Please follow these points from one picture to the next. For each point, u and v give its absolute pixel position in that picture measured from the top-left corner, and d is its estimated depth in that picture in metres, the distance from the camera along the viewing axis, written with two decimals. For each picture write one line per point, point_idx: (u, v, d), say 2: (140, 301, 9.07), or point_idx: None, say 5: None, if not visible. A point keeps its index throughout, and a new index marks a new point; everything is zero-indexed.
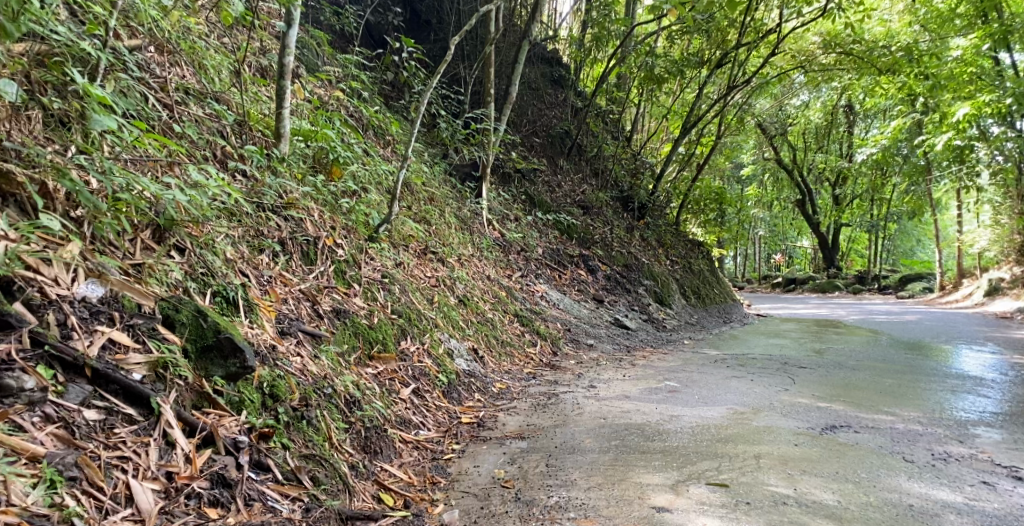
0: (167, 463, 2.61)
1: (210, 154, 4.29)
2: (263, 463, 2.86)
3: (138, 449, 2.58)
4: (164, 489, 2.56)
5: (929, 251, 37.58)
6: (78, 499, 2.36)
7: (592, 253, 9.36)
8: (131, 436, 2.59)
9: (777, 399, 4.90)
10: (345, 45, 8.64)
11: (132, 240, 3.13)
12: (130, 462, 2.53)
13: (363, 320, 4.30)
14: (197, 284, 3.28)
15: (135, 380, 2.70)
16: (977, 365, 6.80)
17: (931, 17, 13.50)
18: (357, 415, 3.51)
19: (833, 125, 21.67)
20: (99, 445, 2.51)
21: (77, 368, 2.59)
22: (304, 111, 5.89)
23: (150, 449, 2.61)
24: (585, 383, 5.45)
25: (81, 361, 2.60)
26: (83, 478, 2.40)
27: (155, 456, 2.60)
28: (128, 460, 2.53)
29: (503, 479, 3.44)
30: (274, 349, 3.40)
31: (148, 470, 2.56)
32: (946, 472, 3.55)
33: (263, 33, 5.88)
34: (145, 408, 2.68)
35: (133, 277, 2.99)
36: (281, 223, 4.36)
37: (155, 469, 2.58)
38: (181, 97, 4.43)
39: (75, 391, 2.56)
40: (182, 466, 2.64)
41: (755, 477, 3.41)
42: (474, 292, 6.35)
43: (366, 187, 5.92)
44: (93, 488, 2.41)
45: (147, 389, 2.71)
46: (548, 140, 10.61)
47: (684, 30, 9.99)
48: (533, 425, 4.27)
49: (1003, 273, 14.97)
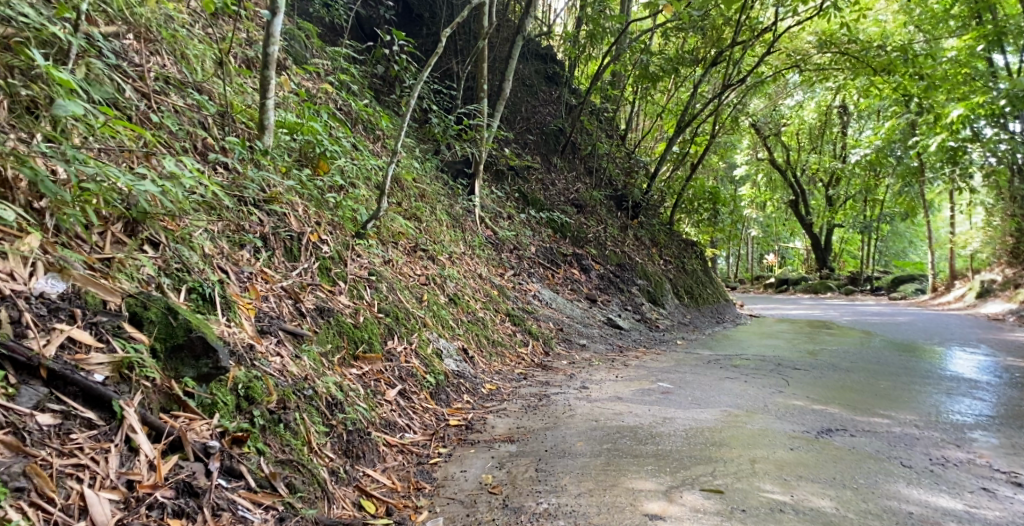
0: (128, 471, 2.47)
1: (190, 146, 4.15)
2: (235, 470, 2.72)
3: (97, 455, 2.44)
4: (123, 499, 2.41)
5: (920, 253, 37.64)
6: (24, 512, 2.21)
7: (585, 252, 9.24)
8: (88, 442, 2.45)
9: (772, 402, 4.78)
10: (335, 39, 8.51)
11: (102, 234, 3.00)
12: (87, 470, 2.39)
13: (348, 320, 4.17)
14: (171, 280, 3.16)
15: (97, 381, 2.56)
16: (970, 367, 6.71)
17: (926, 19, 13.51)
18: (339, 418, 3.38)
19: (827, 125, 21.69)
20: (53, 452, 2.36)
21: (33, 370, 2.45)
22: (291, 104, 5.77)
23: (111, 456, 2.47)
24: (577, 384, 5.33)
25: (36, 362, 2.45)
26: (32, 489, 2.26)
27: (115, 464, 2.46)
28: (83, 468, 2.39)
29: (491, 484, 3.31)
30: (252, 349, 3.27)
31: (107, 478, 2.42)
32: (945, 478, 3.44)
33: (249, 24, 5.76)
34: (107, 411, 2.54)
35: (99, 272, 2.85)
36: (263, 218, 4.24)
37: (115, 478, 2.44)
38: (160, 86, 4.28)
39: (28, 394, 2.41)
40: (145, 474, 2.50)
41: (750, 483, 3.29)
42: (465, 290, 6.24)
43: (355, 183, 5.80)
44: (42, 499, 2.26)
45: (110, 391, 2.56)
46: (542, 137, 10.48)
47: (679, 28, 9.91)
48: (523, 427, 4.15)
49: (995, 275, 14.94)
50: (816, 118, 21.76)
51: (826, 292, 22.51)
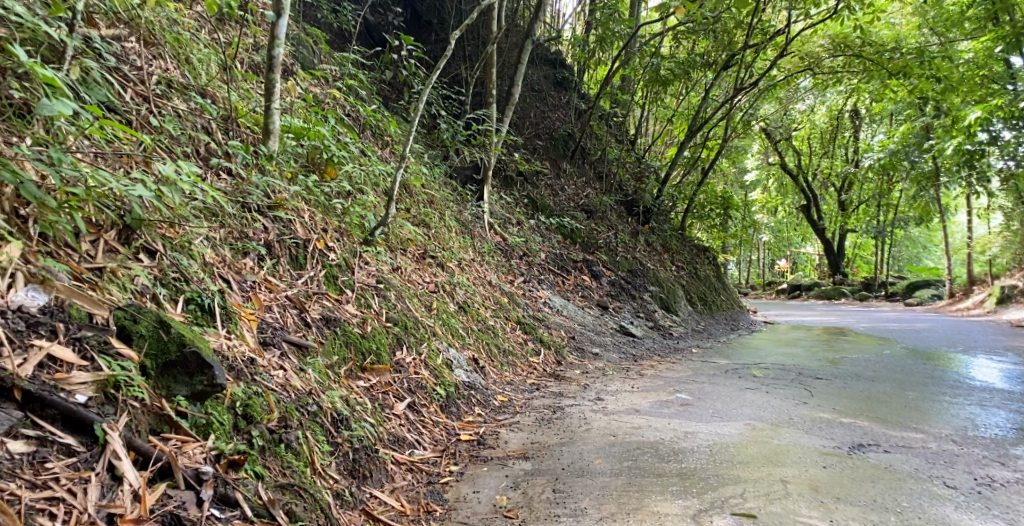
0: (109, 504, 2.29)
1: (192, 151, 3.98)
2: (230, 497, 2.54)
3: (75, 486, 2.26)
4: None
5: (933, 259, 37.18)
6: None
7: (596, 258, 9.04)
8: (66, 471, 2.27)
9: (797, 414, 4.57)
10: (344, 45, 8.39)
11: (94, 242, 2.85)
12: (62, 504, 2.21)
13: (355, 330, 3.99)
14: (168, 291, 3.01)
15: (78, 403, 2.39)
16: (996, 376, 6.48)
17: (940, 21, 13.24)
18: (344, 435, 3.21)
19: (838, 129, 21.37)
20: (24, 485, 2.19)
21: (6, 392, 2.28)
22: (297, 109, 5.63)
23: (90, 487, 2.29)
24: (591, 395, 5.13)
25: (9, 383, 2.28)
26: None
27: (94, 496, 2.28)
28: (58, 502, 2.21)
29: (506, 507, 3.13)
30: (253, 362, 3.10)
31: (85, 513, 2.24)
32: (997, 502, 3.23)
33: (255, 28, 5.63)
34: (88, 436, 2.36)
35: (86, 284, 2.69)
36: (268, 225, 4.07)
37: (93, 511, 2.26)
38: (162, 89, 4.11)
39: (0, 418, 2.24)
40: (128, 506, 2.32)
41: (785, 507, 3.09)
42: (474, 297, 6.05)
43: (363, 189, 5.63)
44: None
45: (92, 414, 2.39)
46: (552, 142, 10.28)
47: (691, 31, 9.70)
48: (537, 442, 3.95)
49: (1015, 281, 14.59)
50: (827, 122, 21.46)
51: (839, 297, 22.17)
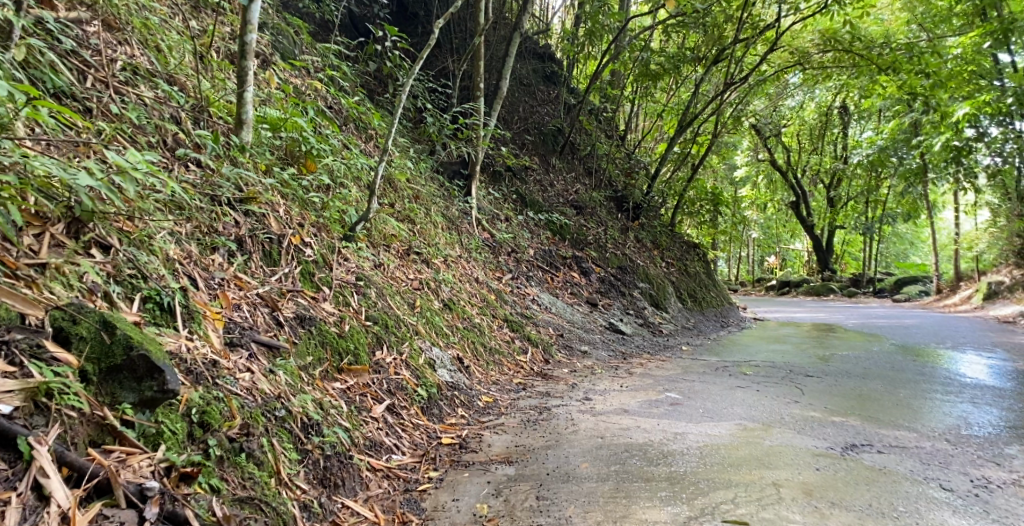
0: None
1: (158, 141, 3.77)
2: (178, 515, 2.35)
3: None
4: None
5: (918, 256, 37.36)
6: None
7: (585, 255, 8.87)
8: None
9: (790, 413, 4.42)
10: (326, 36, 8.16)
11: (38, 235, 2.67)
12: None
13: (332, 329, 3.80)
14: (122, 289, 2.82)
15: (3, 415, 2.20)
16: (985, 372, 6.39)
17: (928, 17, 13.19)
18: (315, 442, 3.02)
19: (828, 126, 21.32)
20: None
21: None
22: (275, 100, 5.41)
23: (8, 510, 2.10)
24: (580, 395, 4.96)
25: None
26: None
27: (13, 519, 2.09)
28: None
29: (486, 517, 2.96)
30: (216, 365, 2.91)
31: None
32: (996, 505, 3.08)
33: (231, 16, 5.41)
34: (11, 452, 2.18)
35: (22, 280, 2.50)
36: (239, 219, 3.86)
37: None
38: (127, 76, 3.90)
39: None
40: None
41: (778, 513, 2.94)
42: (460, 295, 5.86)
43: (344, 183, 5.43)
44: None
45: (17, 427, 2.21)
46: (540, 137, 10.09)
47: (680, 23, 9.42)
48: (521, 446, 3.77)
49: (1002, 276, 14.61)
50: (816, 119, 21.40)
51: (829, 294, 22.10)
